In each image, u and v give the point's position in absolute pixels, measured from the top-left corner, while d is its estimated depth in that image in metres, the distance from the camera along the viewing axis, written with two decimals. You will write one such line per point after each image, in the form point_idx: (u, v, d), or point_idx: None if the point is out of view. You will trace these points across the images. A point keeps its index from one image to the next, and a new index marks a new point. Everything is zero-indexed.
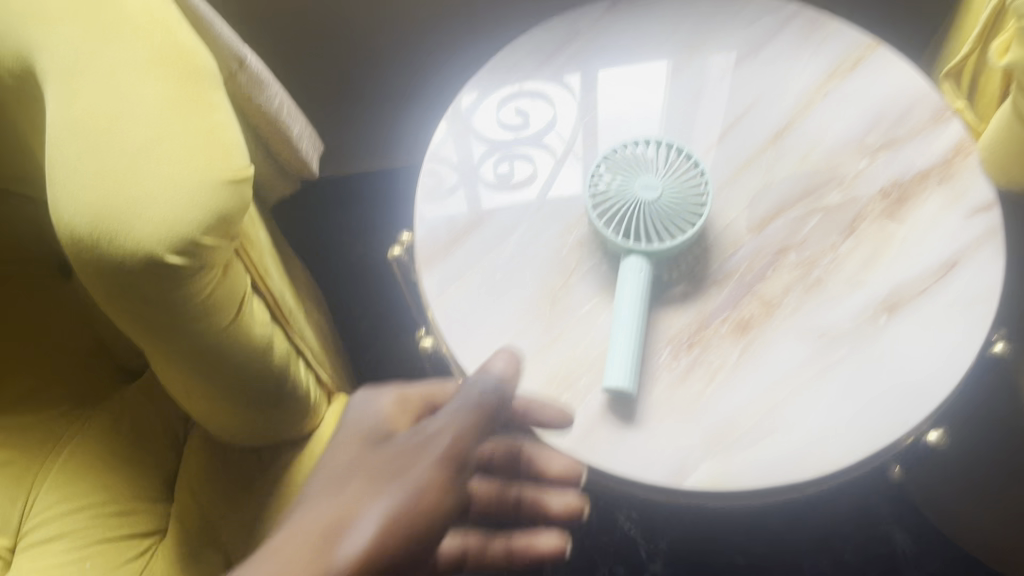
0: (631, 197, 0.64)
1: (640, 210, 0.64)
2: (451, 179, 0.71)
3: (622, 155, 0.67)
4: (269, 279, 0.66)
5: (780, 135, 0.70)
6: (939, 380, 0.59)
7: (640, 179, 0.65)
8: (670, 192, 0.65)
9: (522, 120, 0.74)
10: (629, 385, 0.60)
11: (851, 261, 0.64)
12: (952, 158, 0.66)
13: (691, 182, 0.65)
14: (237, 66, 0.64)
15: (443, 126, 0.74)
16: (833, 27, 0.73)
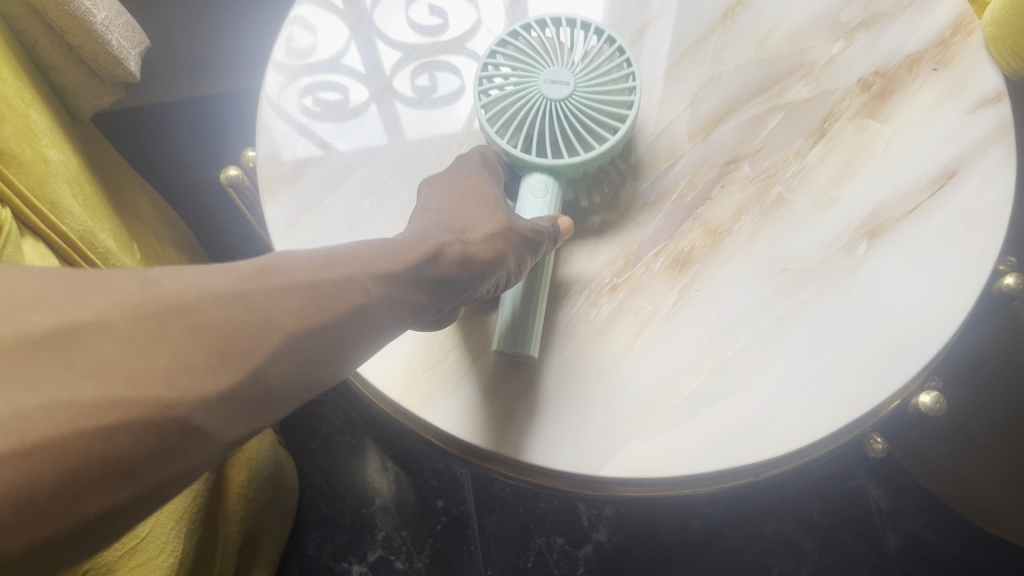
0: (535, 94, 0.49)
1: (547, 112, 0.49)
2: (360, 97, 0.57)
3: (522, 42, 0.52)
4: (64, 211, 0.50)
5: (731, 14, 0.54)
6: (935, 324, 0.45)
7: (547, 69, 0.50)
8: (587, 87, 0.50)
9: (436, 19, 0.58)
10: (531, 349, 0.45)
11: (822, 173, 0.49)
12: (949, 39, 0.51)
13: (612, 74, 0.50)
14: None
15: (345, 28, 0.58)
16: None
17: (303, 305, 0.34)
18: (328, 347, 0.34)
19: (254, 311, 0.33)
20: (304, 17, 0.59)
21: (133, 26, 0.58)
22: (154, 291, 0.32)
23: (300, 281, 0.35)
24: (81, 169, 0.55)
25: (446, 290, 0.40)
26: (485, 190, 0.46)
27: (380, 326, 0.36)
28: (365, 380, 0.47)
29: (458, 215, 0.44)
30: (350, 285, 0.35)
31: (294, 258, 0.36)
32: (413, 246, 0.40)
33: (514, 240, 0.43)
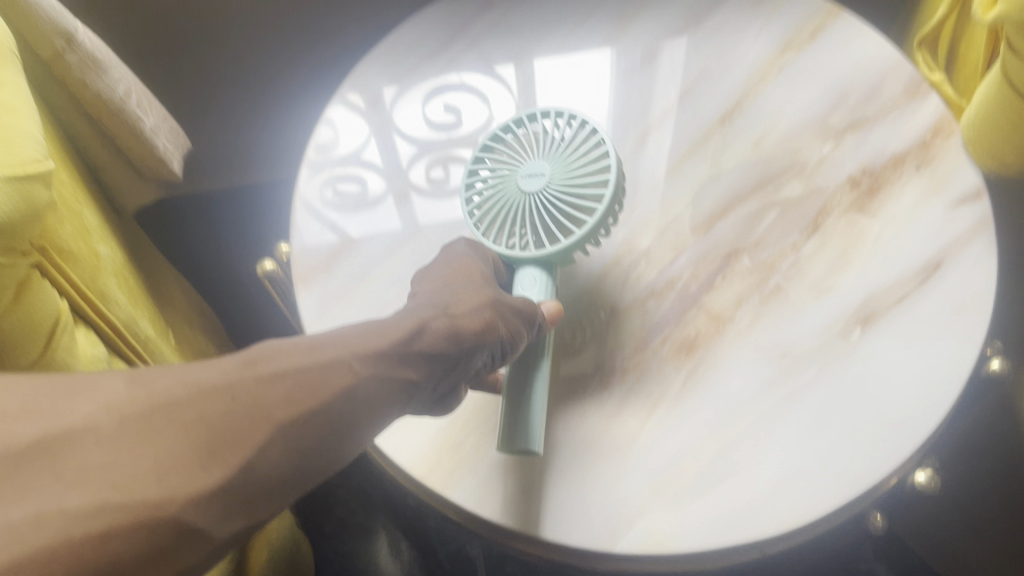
0: (512, 193, 0.52)
1: (524, 207, 0.52)
2: (378, 188, 0.61)
3: (513, 142, 0.56)
4: (112, 302, 0.54)
5: (728, 118, 0.59)
6: (927, 406, 0.47)
7: (524, 166, 0.53)
8: (561, 179, 0.51)
9: (452, 117, 0.63)
10: (537, 446, 0.47)
11: (816, 264, 0.53)
12: (931, 140, 0.55)
13: (592, 162, 0.51)
14: (65, 43, 0.52)
15: (366, 126, 0.64)
16: None
17: (289, 391, 0.36)
18: (318, 432, 0.36)
19: (238, 401, 0.35)
20: (330, 117, 0.64)
21: (179, 136, 0.63)
22: (147, 393, 0.35)
23: (287, 365, 0.37)
24: (126, 262, 0.59)
25: (436, 366, 0.41)
26: (473, 267, 0.47)
27: (371, 404, 0.38)
28: (391, 462, 0.51)
29: (447, 292, 0.44)
30: (336, 366, 0.37)
31: (280, 346, 0.38)
32: (393, 325, 0.40)
33: (503, 311, 0.44)
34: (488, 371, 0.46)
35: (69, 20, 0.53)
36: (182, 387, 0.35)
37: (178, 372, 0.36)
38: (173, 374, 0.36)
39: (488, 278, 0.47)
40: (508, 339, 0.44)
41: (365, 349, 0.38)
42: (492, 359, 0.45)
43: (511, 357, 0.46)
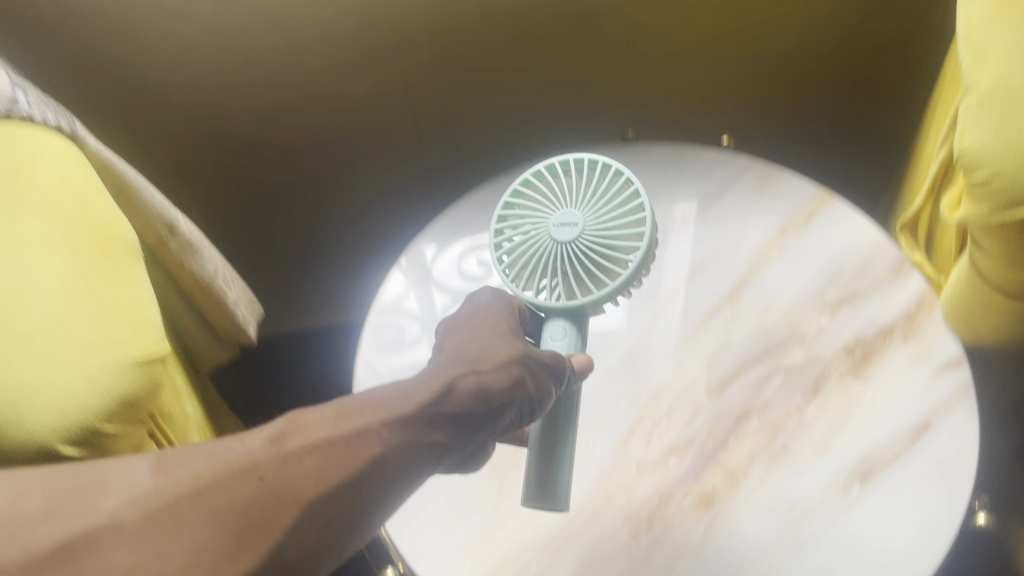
0: (546, 241, 0.59)
1: (559, 253, 0.58)
2: (414, 331, 0.69)
3: (541, 187, 0.62)
4: None
5: (736, 292, 0.67)
6: (920, 557, 0.54)
7: (558, 213, 0.59)
8: (597, 228, 0.58)
9: (483, 271, 0.71)
10: (559, 503, 0.57)
11: (818, 423, 0.60)
12: (916, 312, 0.62)
13: (623, 217, 0.58)
14: (169, 231, 0.66)
15: (408, 279, 0.72)
16: (784, 180, 0.71)
17: (317, 463, 0.44)
18: (351, 494, 0.45)
19: (273, 473, 0.44)
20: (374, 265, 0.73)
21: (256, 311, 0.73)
22: (165, 483, 0.45)
23: (313, 437, 0.45)
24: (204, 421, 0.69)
25: (460, 422, 0.49)
26: (500, 323, 0.55)
27: (399, 464, 0.46)
28: None
29: (475, 350, 0.52)
30: (366, 434, 0.46)
31: (309, 417, 0.47)
32: (423, 388, 0.49)
33: (532, 365, 0.52)
34: (519, 424, 0.54)
35: (174, 214, 0.67)
36: (192, 476, 0.45)
37: (200, 456, 0.46)
38: (199, 457, 0.46)
39: (514, 332, 0.55)
40: (536, 392, 0.52)
41: (395, 414, 0.47)
42: (526, 408, 0.52)
43: (539, 411, 0.54)
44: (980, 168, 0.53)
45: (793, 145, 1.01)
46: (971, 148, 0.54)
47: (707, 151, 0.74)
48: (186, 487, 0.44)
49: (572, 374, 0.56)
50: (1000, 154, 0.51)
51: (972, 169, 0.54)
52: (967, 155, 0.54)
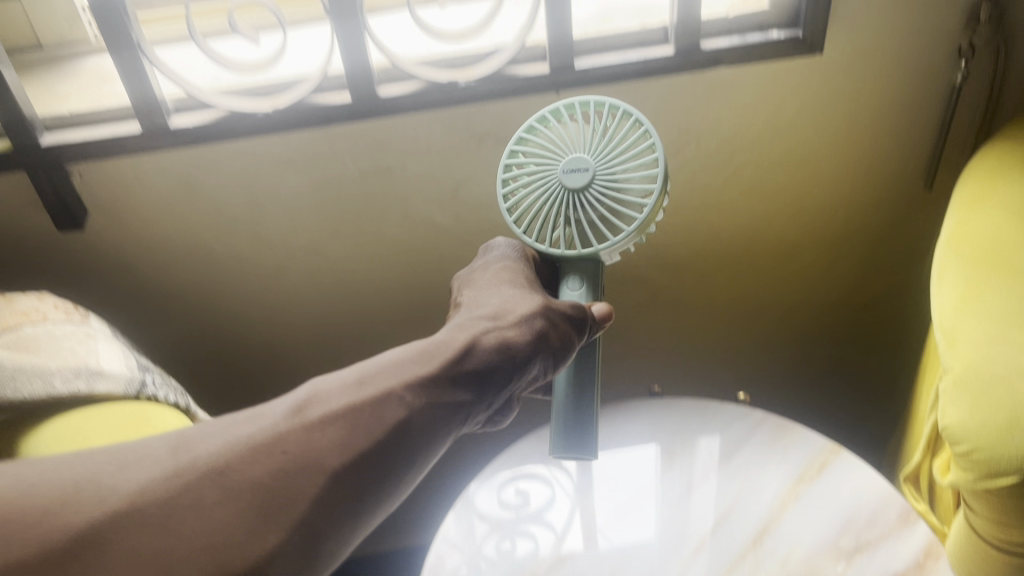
0: (560, 190, 0.59)
1: (572, 202, 0.59)
2: (452, 562, 0.64)
3: (549, 133, 0.62)
4: None
5: (758, 540, 0.62)
6: None
7: (567, 159, 0.59)
8: (608, 171, 0.59)
9: (520, 498, 0.69)
10: (589, 451, 0.59)
11: None
12: (924, 560, 0.58)
13: (630, 156, 0.59)
14: None
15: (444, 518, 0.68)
16: (797, 434, 0.68)
17: (356, 419, 0.47)
18: (381, 464, 0.47)
19: (317, 439, 0.46)
20: None
21: None
22: (143, 458, 0.45)
23: (339, 407, 0.48)
24: None
25: (486, 377, 0.53)
26: (516, 270, 0.61)
27: (419, 429, 0.49)
28: None
29: (495, 305, 0.57)
30: (388, 401, 0.49)
31: (326, 389, 0.49)
32: (413, 358, 0.51)
33: (553, 317, 0.56)
34: (552, 370, 0.57)
35: None
36: (168, 455, 0.45)
37: (229, 428, 0.47)
38: (214, 433, 0.47)
39: (530, 283, 0.60)
40: (545, 334, 0.55)
41: (411, 372, 0.50)
42: (544, 365, 0.56)
43: (568, 359, 0.58)
44: (959, 441, 0.53)
45: (795, 381, 1.02)
46: (951, 425, 0.54)
47: (725, 404, 0.73)
48: (200, 461, 0.45)
49: (591, 319, 0.58)
50: (978, 430, 0.52)
51: (954, 441, 0.54)
52: (950, 430, 0.54)
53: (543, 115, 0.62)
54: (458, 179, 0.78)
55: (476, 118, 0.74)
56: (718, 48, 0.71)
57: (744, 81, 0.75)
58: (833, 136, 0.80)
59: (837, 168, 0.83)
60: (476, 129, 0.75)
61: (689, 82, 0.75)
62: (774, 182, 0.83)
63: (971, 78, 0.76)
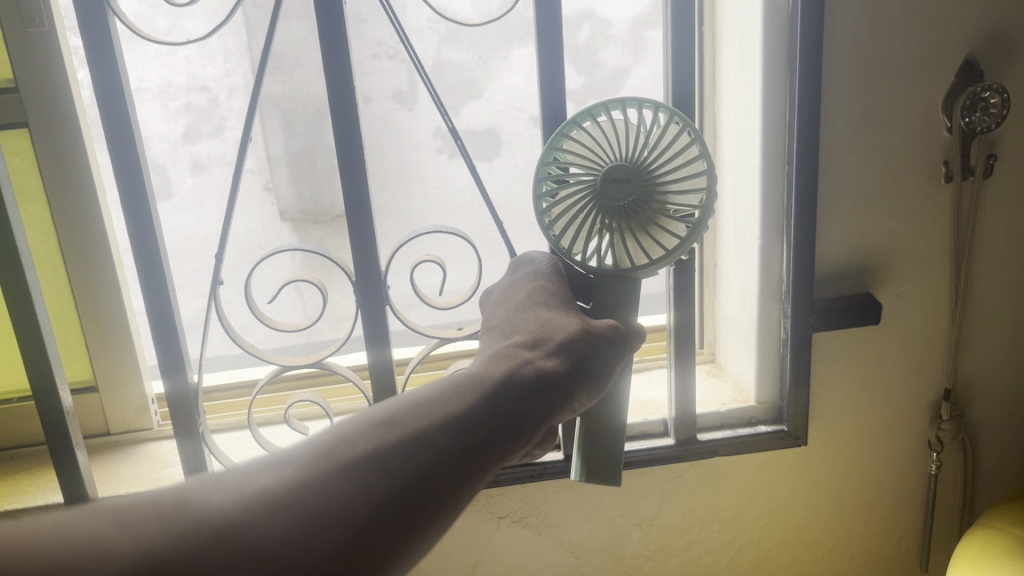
0: (602, 205, 0.61)
1: (613, 214, 0.61)
2: None
3: (588, 132, 0.61)
4: None
5: None
6: None
7: (609, 170, 0.60)
8: (655, 189, 0.60)
9: None
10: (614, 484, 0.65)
11: None
12: None
13: (672, 168, 0.60)
14: None
15: None
16: None
17: (383, 462, 0.42)
18: (425, 505, 0.42)
19: (343, 484, 0.40)
20: None
21: None
22: (141, 520, 0.37)
23: (363, 450, 0.42)
24: None
25: (529, 410, 0.49)
26: (547, 291, 0.61)
27: (460, 470, 0.44)
28: None
29: (529, 336, 0.55)
30: (423, 443, 0.43)
31: (352, 432, 0.43)
32: (456, 392, 0.47)
33: (592, 337, 0.55)
34: (590, 399, 0.55)
35: None
36: (173, 511, 0.37)
37: (243, 476, 0.40)
38: (224, 484, 0.40)
39: (564, 302, 0.60)
40: (587, 352, 0.54)
41: (460, 404, 0.46)
42: (591, 387, 0.55)
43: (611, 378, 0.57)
44: None
45: None
46: None
47: None
48: (210, 517, 0.37)
49: (630, 341, 0.59)
50: None
51: None
52: None
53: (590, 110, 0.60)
54: (479, 556, 0.82)
55: (496, 503, 0.80)
56: (714, 440, 0.80)
57: (741, 471, 0.83)
58: (828, 522, 0.87)
59: (836, 553, 0.88)
60: (496, 511, 0.81)
61: (692, 473, 0.82)
62: (778, 564, 0.88)
63: (945, 470, 0.85)
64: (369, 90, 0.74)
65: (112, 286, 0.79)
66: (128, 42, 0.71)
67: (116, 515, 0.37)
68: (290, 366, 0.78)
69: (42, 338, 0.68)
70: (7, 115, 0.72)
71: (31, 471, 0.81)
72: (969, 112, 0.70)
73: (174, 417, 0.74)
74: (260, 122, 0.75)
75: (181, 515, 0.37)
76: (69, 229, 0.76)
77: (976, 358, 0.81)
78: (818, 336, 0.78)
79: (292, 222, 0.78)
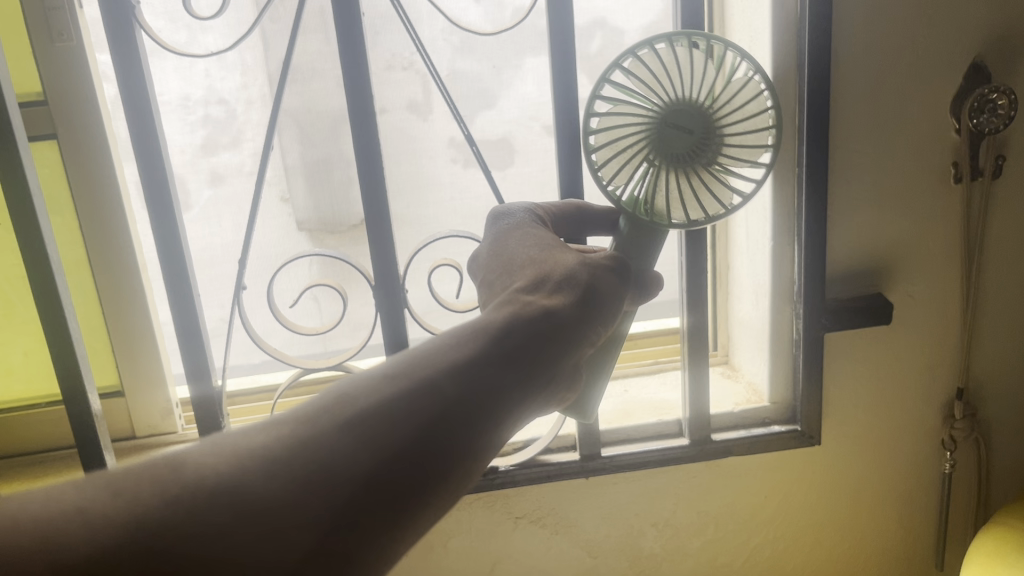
0: (659, 151, 0.57)
1: (665, 155, 0.58)
2: None
3: (649, 63, 0.56)
4: None
5: None
6: None
7: (669, 107, 0.56)
8: (715, 134, 0.57)
9: None
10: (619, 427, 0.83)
11: None
12: None
13: (742, 113, 0.57)
14: None
15: None
16: None
17: (388, 416, 0.42)
18: (429, 453, 0.42)
19: (344, 439, 0.40)
20: None
21: None
22: (132, 483, 0.37)
23: (368, 407, 0.42)
24: None
25: (534, 355, 0.48)
26: (546, 234, 0.62)
27: (465, 412, 0.44)
28: None
29: (533, 274, 0.55)
30: (425, 391, 0.43)
31: (354, 388, 0.43)
32: (460, 339, 0.47)
33: (594, 270, 0.56)
34: (604, 332, 0.56)
35: None
36: (163, 474, 0.38)
37: (239, 439, 0.40)
38: (222, 446, 0.40)
39: (553, 241, 0.61)
40: (589, 281, 0.55)
41: (464, 350, 0.46)
42: (604, 315, 0.55)
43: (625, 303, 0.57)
44: None
45: None
46: None
47: None
48: (204, 479, 0.37)
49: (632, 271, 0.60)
50: None
51: None
52: None
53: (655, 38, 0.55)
54: (498, 555, 0.84)
55: (514, 502, 0.81)
56: (728, 439, 0.81)
57: (757, 471, 0.84)
58: (843, 520, 0.87)
59: (852, 551, 0.89)
60: (513, 510, 0.82)
61: (708, 472, 0.83)
62: (794, 561, 0.89)
63: (960, 468, 0.85)
64: (384, 101, 0.76)
65: (138, 293, 0.81)
66: (151, 55, 0.73)
67: (108, 484, 0.37)
68: (312, 368, 0.79)
69: (72, 344, 0.70)
70: (36, 126, 0.74)
71: (60, 475, 0.83)
72: (977, 113, 0.71)
73: (200, 418, 0.75)
74: (278, 134, 0.77)
75: (172, 477, 0.37)
76: (94, 237, 0.78)
77: (988, 356, 0.82)
78: (830, 336, 0.79)
79: (310, 231, 0.80)
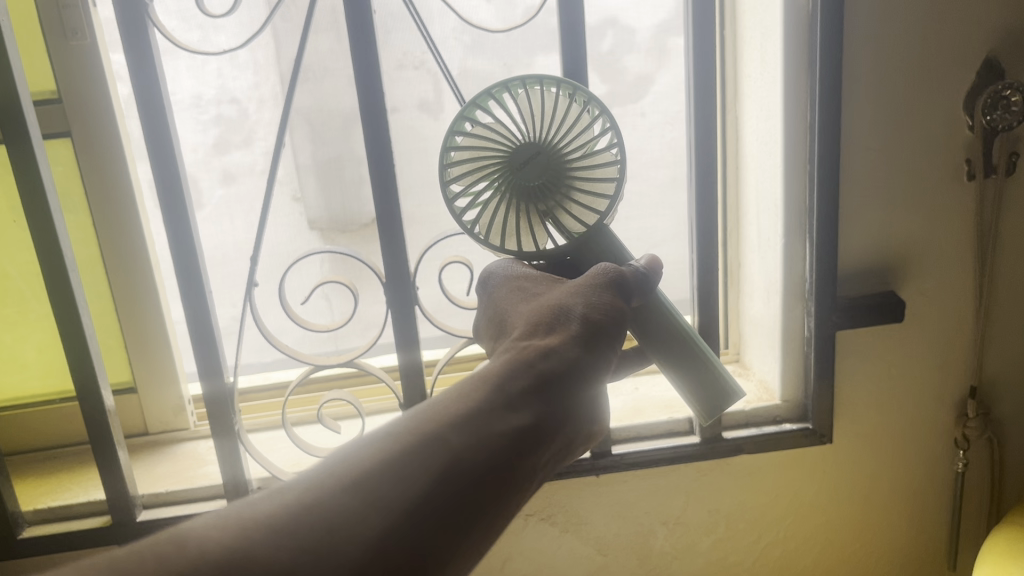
0: (517, 196, 0.60)
1: (524, 196, 0.60)
2: None
3: (478, 124, 0.60)
4: None
5: None
6: None
7: (510, 153, 0.60)
8: (560, 161, 0.60)
9: None
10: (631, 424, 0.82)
11: None
12: None
13: (577, 129, 0.60)
14: None
15: None
16: None
17: (394, 473, 0.44)
18: (445, 505, 0.44)
19: (349, 503, 0.42)
20: None
21: None
22: (132, 561, 0.38)
23: (373, 467, 0.44)
24: None
25: (538, 400, 0.50)
26: (541, 275, 0.61)
27: (476, 461, 0.46)
28: None
29: (529, 320, 0.55)
30: (429, 445, 0.45)
31: (357, 451, 0.45)
32: (461, 395, 0.49)
33: (588, 297, 0.55)
34: (616, 353, 0.55)
35: None
36: (168, 549, 0.39)
37: (242, 511, 0.42)
38: (224, 521, 0.41)
39: (549, 282, 0.60)
40: (583, 313, 0.54)
41: (465, 404, 0.48)
42: (604, 339, 0.54)
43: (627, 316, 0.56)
44: None
45: None
46: None
47: None
48: (208, 553, 0.38)
49: (635, 283, 0.58)
50: None
51: None
52: None
53: (475, 99, 0.59)
54: (508, 552, 0.84)
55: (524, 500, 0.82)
56: (739, 438, 0.80)
57: (767, 470, 0.84)
58: (855, 522, 0.87)
59: (863, 556, 0.89)
60: (523, 508, 0.82)
61: (718, 471, 0.83)
62: (804, 563, 0.88)
63: (973, 469, 0.85)
64: (395, 100, 0.77)
65: (150, 291, 0.81)
66: (165, 54, 0.73)
67: (108, 563, 0.38)
68: (322, 365, 0.80)
69: (86, 342, 0.70)
70: (50, 124, 0.75)
71: (74, 470, 0.84)
72: (991, 110, 0.71)
73: (211, 416, 0.76)
74: (289, 132, 0.77)
75: (177, 553, 0.38)
76: (108, 235, 0.79)
77: (1001, 356, 0.81)
78: (841, 334, 0.78)
79: (321, 230, 0.80)
